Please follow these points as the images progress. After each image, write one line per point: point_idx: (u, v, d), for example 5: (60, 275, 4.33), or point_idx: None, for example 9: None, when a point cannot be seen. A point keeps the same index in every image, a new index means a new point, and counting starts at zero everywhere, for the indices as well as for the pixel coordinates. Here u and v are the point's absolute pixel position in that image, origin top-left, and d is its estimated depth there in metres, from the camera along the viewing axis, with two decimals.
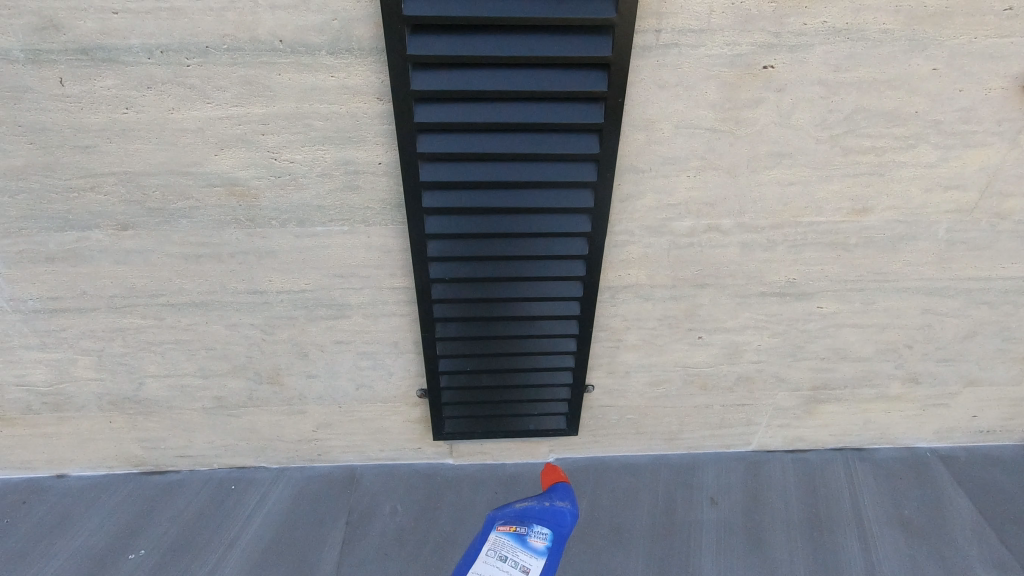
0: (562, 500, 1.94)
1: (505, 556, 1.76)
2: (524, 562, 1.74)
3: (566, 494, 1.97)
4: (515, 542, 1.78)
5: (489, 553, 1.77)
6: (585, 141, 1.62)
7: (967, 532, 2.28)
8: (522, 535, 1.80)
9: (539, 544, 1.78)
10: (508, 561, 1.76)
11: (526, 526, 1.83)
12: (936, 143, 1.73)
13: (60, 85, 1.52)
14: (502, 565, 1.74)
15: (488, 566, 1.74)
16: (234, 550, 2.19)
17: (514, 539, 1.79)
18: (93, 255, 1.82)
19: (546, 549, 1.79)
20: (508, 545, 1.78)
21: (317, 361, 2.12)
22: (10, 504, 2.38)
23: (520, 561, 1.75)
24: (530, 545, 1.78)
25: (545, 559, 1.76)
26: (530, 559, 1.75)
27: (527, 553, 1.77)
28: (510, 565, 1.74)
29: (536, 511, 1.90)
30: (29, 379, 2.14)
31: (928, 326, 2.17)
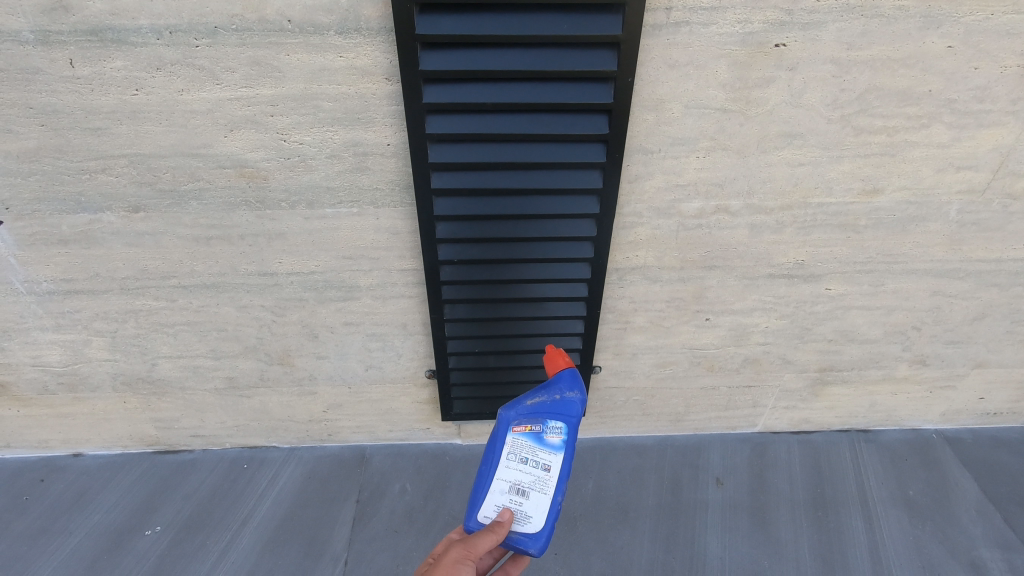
0: (570, 386, 1.78)
1: (525, 457, 1.70)
2: (545, 461, 1.68)
3: (573, 379, 1.80)
4: (533, 444, 1.69)
5: (509, 456, 1.70)
6: (595, 122, 1.61)
7: (971, 512, 2.30)
8: (539, 434, 1.70)
9: (556, 440, 1.70)
10: (529, 461, 1.69)
11: (541, 425, 1.71)
12: (949, 123, 1.71)
13: (70, 66, 1.52)
14: (525, 468, 1.69)
15: (512, 471, 1.68)
16: (247, 527, 2.24)
17: (532, 440, 1.70)
18: (105, 237, 1.84)
19: (564, 444, 1.71)
20: (527, 446, 1.70)
21: (327, 342, 2.14)
22: (29, 482, 2.44)
23: (541, 460, 1.69)
24: (547, 442, 1.70)
25: (565, 455, 1.70)
26: (549, 457, 1.69)
27: (545, 451, 1.70)
28: (532, 467, 1.68)
29: (546, 405, 1.74)
30: (44, 359, 2.18)
31: (937, 308, 2.17)
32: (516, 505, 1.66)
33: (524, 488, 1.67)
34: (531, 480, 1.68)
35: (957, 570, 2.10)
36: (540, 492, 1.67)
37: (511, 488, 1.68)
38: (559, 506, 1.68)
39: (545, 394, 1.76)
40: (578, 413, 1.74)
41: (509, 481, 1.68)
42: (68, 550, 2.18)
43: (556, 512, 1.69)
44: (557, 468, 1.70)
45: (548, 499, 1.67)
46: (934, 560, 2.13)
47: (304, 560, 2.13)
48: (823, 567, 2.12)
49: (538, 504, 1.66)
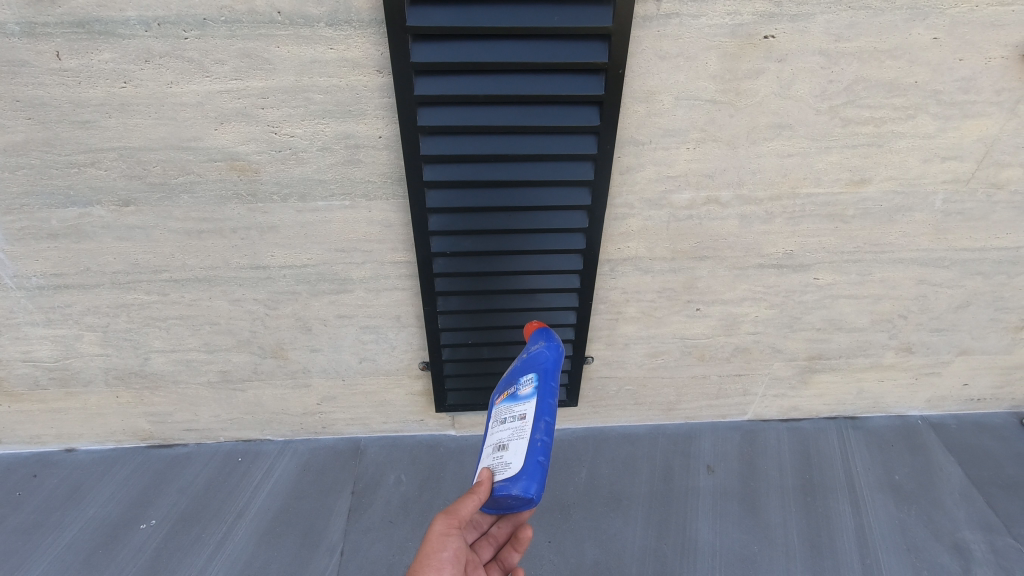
0: (540, 345, 1.85)
1: (505, 417, 1.68)
2: (519, 410, 1.64)
3: (544, 337, 1.89)
4: (508, 403, 1.70)
5: (494, 425, 1.70)
6: (586, 113, 1.62)
7: (956, 496, 2.34)
8: (514, 394, 1.72)
9: (529, 390, 1.68)
10: (508, 419, 1.66)
11: (515, 386, 1.75)
12: (936, 114, 1.73)
13: (57, 59, 1.50)
14: (504, 426, 1.65)
15: (494, 433, 1.66)
16: (243, 519, 2.25)
17: (509, 400, 1.71)
18: (95, 231, 1.83)
19: (536, 388, 1.68)
20: (505, 408, 1.70)
21: (320, 335, 2.15)
22: (21, 477, 2.43)
23: (517, 412, 1.65)
24: (521, 396, 1.69)
25: (538, 398, 1.65)
26: (524, 406, 1.65)
27: (521, 403, 1.67)
28: (510, 422, 1.64)
29: (519, 369, 1.81)
30: (35, 354, 2.17)
31: (923, 296, 2.20)
32: (497, 459, 1.57)
33: (503, 442, 1.60)
34: (510, 433, 1.61)
35: (941, 552, 2.15)
36: (518, 438, 1.57)
37: (494, 448, 1.61)
38: (540, 444, 1.53)
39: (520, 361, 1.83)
40: (546, 362, 1.76)
41: (493, 442, 1.64)
42: (63, 544, 2.18)
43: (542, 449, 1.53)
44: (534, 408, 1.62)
45: (526, 441, 1.55)
46: (919, 543, 2.17)
47: (300, 551, 2.14)
48: (811, 551, 2.16)
49: (516, 447, 1.55)
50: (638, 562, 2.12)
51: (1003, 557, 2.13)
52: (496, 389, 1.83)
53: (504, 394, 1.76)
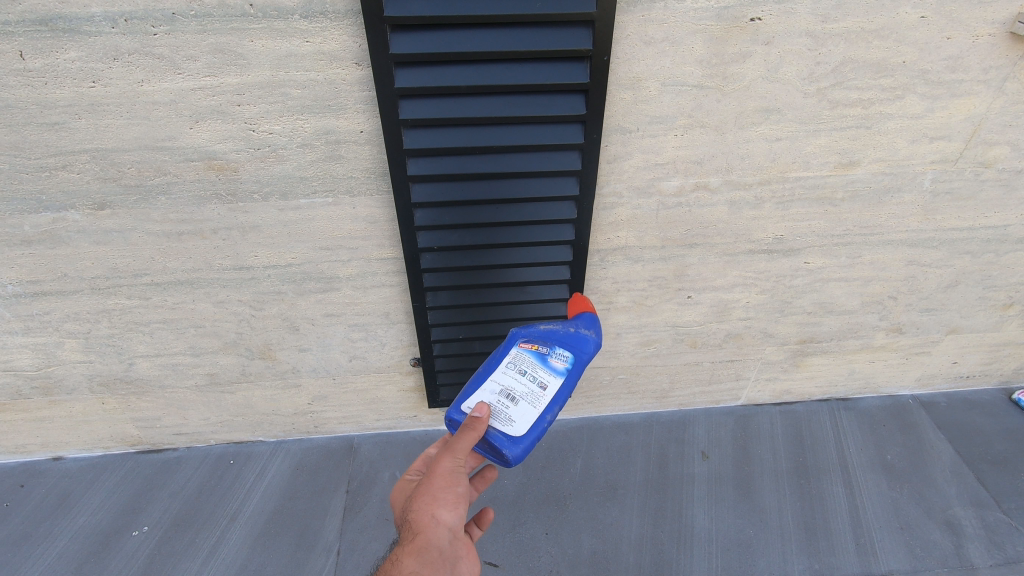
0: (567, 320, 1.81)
1: (524, 370, 1.64)
2: (542, 379, 1.61)
3: (591, 321, 1.81)
4: (535, 360, 1.65)
5: (508, 366, 1.65)
6: (571, 102, 1.59)
7: (947, 473, 2.37)
8: (542, 353, 1.66)
9: (557, 364, 1.65)
10: (527, 375, 1.62)
11: (547, 346, 1.68)
12: (924, 94, 1.72)
13: (20, 59, 1.45)
14: (520, 379, 1.62)
15: (508, 376, 1.62)
16: (238, 521, 2.23)
17: (535, 356, 1.66)
18: (70, 236, 1.77)
19: (568, 372, 1.66)
20: (528, 361, 1.65)
21: (308, 335, 2.11)
22: (8, 488, 2.39)
23: (539, 376, 1.62)
24: (550, 364, 1.65)
25: (564, 379, 1.64)
26: (548, 376, 1.63)
27: (546, 370, 1.64)
28: (528, 379, 1.62)
29: (560, 333, 1.74)
30: (15, 363, 2.12)
31: (913, 277, 2.20)
32: (501, 408, 1.56)
33: (515, 395, 1.58)
34: (522, 391, 1.59)
35: (934, 530, 2.17)
36: (529, 404, 1.57)
37: (501, 392, 1.59)
38: (547, 424, 1.57)
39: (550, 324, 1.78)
40: (584, 347, 1.73)
41: (501, 386, 1.61)
42: (53, 554, 2.14)
43: (542, 426, 1.57)
44: (552, 377, 1.63)
45: (537, 412, 1.56)
46: (911, 521, 2.20)
47: (295, 553, 2.12)
48: (806, 533, 2.17)
49: (524, 411, 1.56)
50: (635, 550, 2.12)
51: (995, 531, 2.15)
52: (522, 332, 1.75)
53: (531, 342, 1.69)
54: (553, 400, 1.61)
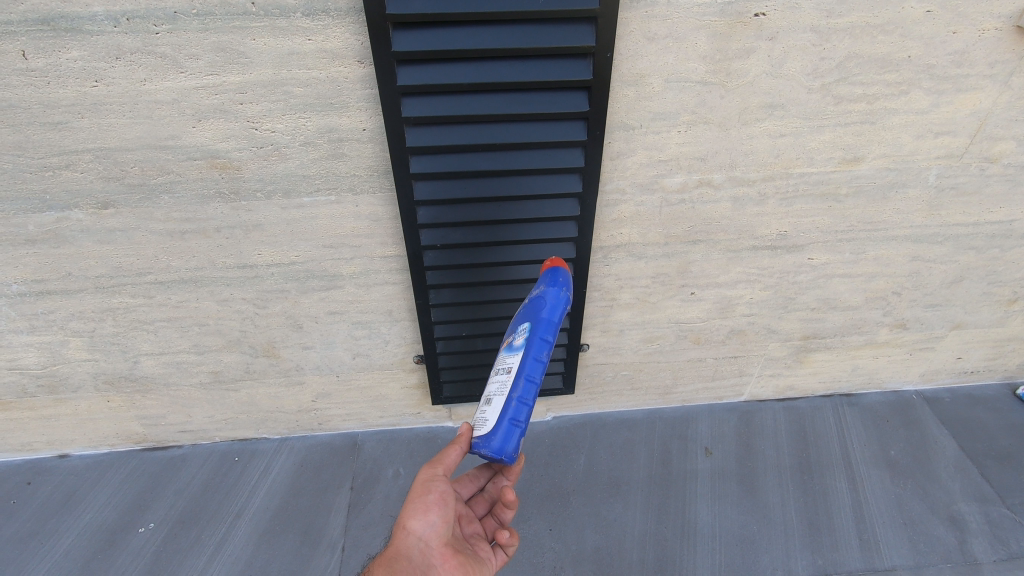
0: (533, 290, 1.64)
1: (498, 368, 1.56)
2: (505, 365, 1.50)
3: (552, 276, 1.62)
4: (503, 352, 1.56)
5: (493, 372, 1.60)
6: (574, 98, 1.58)
7: (950, 468, 2.36)
8: (510, 342, 1.56)
9: (518, 341, 1.51)
10: (498, 371, 1.54)
11: (513, 332, 1.57)
12: (929, 89, 1.71)
13: (22, 58, 1.45)
14: (494, 377, 1.54)
15: (488, 382, 1.56)
16: (243, 519, 2.24)
17: (506, 350, 1.57)
18: (74, 236, 1.78)
19: (528, 341, 1.49)
20: (501, 357, 1.57)
21: (312, 332, 2.12)
22: (15, 485, 2.40)
23: (505, 364, 1.52)
24: (513, 346, 1.53)
25: (524, 351, 1.48)
26: (511, 358, 1.50)
27: (510, 354, 1.52)
28: (498, 373, 1.53)
29: (523, 311, 1.60)
30: (21, 362, 2.13)
31: (917, 273, 2.20)
32: (480, 413, 1.50)
33: (489, 396, 1.50)
34: (494, 387, 1.51)
35: (938, 525, 2.17)
36: (497, 395, 1.46)
37: (483, 399, 1.54)
38: (516, 405, 1.42)
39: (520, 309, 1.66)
40: (543, 305, 1.54)
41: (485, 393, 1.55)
42: (60, 551, 2.16)
43: (514, 409, 1.42)
44: (514, 356, 1.50)
45: (503, 399, 1.43)
46: (915, 517, 2.20)
47: (300, 550, 2.13)
48: (809, 529, 2.17)
49: (493, 406, 1.46)
50: (638, 546, 2.13)
51: (998, 527, 2.15)
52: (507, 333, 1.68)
53: (505, 341, 1.61)
54: (518, 377, 1.45)
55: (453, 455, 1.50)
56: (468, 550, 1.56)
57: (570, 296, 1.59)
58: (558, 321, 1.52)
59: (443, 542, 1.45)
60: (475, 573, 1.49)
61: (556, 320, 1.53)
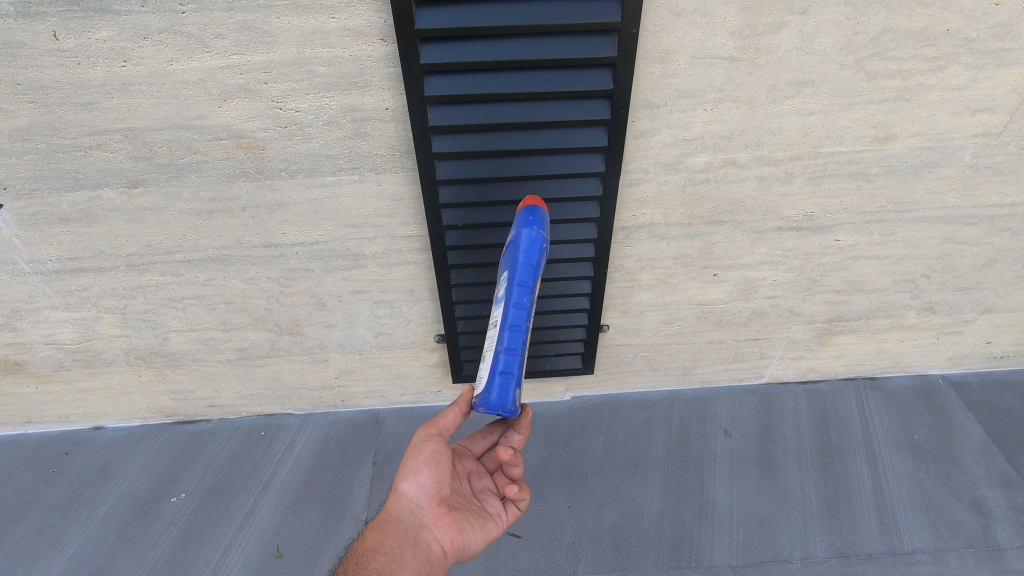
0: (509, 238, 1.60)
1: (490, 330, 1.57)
2: (493, 322, 1.51)
3: (527, 215, 1.56)
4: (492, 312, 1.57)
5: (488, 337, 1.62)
6: (598, 76, 1.56)
7: (976, 453, 2.33)
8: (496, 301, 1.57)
9: (500, 295, 1.52)
10: (489, 331, 1.55)
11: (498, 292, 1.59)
12: (968, 64, 1.65)
13: (54, 39, 1.47)
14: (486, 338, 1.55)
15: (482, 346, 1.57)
16: (270, 490, 2.31)
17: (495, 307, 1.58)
18: (106, 215, 1.82)
19: (509, 290, 1.49)
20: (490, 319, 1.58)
21: (335, 311, 2.15)
22: (53, 455, 2.50)
23: (493, 323, 1.53)
24: (498, 302, 1.54)
25: (507, 302, 1.47)
26: (496, 314, 1.51)
27: (495, 312, 1.53)
28: (489, 333, 1.54)
29: (502, 267, 1.61)
30: (57, 337, 2.20)
31: (948, 255, 2.14)
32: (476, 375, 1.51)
33: (482, 356, 1.51)
34: (486, 347, 1.51)
35: (961, 510, 2.15)
36: (488, 352, 1.47)
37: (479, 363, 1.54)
38: (503, 354, 1.41)
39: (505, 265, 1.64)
40: (520, 249, 1.51)
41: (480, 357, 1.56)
42: (98, 518, 2.25)
43: (503, 360, 1.41)
44: (499, 310, 1.50)
45: (492, 353, 1.43)
46: (937, 502, 2.18)
47: (325, 522, 2.19)
48: (829, 510, 2.17)
49: (486, 362, 1.46)
50: (656, 525, 2.15)
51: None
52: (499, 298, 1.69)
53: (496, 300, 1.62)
54: (502, 328, 1.44)
55: (447, 416, 1.56)
56: (474, 506, 1.62)
57: (546, 235, 1.55)
58: (536, 262, 1.50)
59: (436, 502, 1.53)
60: (473, 528, 1.55)
61: (534, 262, 1.50)
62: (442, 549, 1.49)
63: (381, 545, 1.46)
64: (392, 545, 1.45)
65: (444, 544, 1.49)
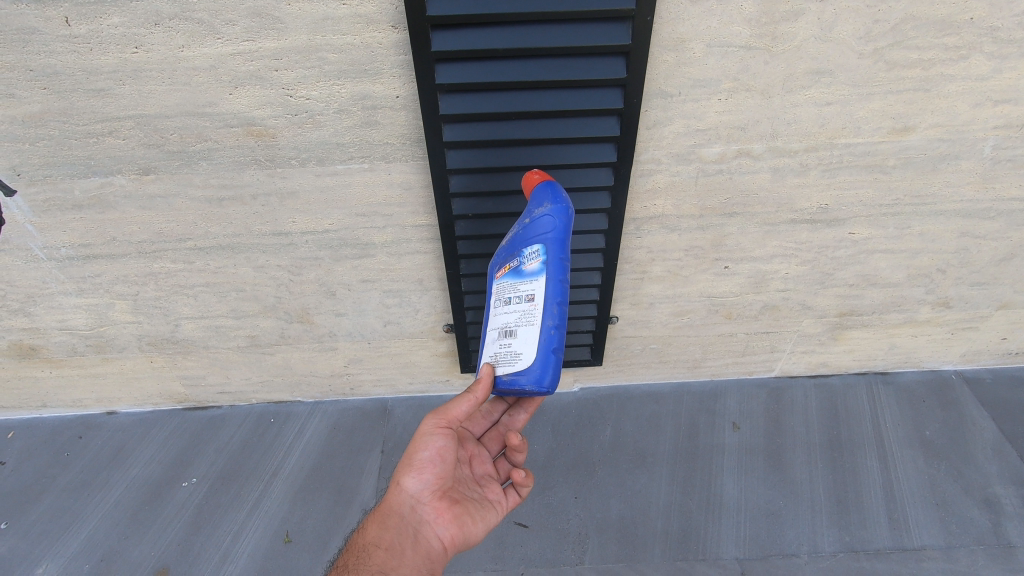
0: (529, 208, 1.58)
1: (509, 297, 1.59)
2: (527, 292, 1.54)
3: (552, 191, 1.56)
4: (514, 279, 1.59)
5: (498, 302, 1.62)
6: (612, 65, 1.54)
7: (988, 450, 2.30)
8: (518, 267, 1.58)
9: (535, 266, 1.54)
10: (513, 299, 1.57)
11: (518, 258, 1.58)
12: (991, 53, 1.61)
13: (66, 25, 1.47)
14: (510, 307, 1.57)
15: (501, 313, 1.59)
16: (279, 477, 2.33)
17: (512, 276, 1.59)
18: (118, 201, 1.83)
19: (547, 265, 1.53)
20: (510, 286, 1.59)
21: (344, 300, 2.15)
22: (67, 439, 2.54)
23: (523, 292, 1.55)
24: (526, 272, 1.55)
25: (548, 276, 1.52)
26: (531, 285, 1.54)
27: (527, 282, 1.55)
28: (516, 302, 1.56)
29: (520, 236, 1.60)
30: (70, 323, 2.22)
31: (965, 249, 2.11)
32: (506, 347, 1.54)
33: (512, 327, 1.55)
34: (517, 318, 1.55)
35: (972, 507, 2.13)
36: (528, 325, 1.52)
37: (501, 332, 1.57)
38: (552, 332, 1.50)
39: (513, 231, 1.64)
40: (550, 225, 1.53)
41: (500, 325, 1.58)
42: (111, 501, 2.28)
43: (553, 337, 1.51)
44: (533, 283, 1.54)
45: (538, 329, 1.50)
46: (948, 498, 2.16)
47: (334, 509, 2.21)
48: (837, 505, 2.16)
49: (527, 336, 1.51)
50: (663, 517, 2.15)
51: None
52: (496, 259, 1.69)
53: (505, 267, 1.63)
54: (548, 304, 1.51)
55: (458, 408, 1.52)
56: (475, 495, 1.63)
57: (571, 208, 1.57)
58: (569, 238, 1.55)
59: (437, 497, 1.53)
60: (475, 521, 1.57)
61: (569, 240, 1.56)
62: (443, 544, 1.50)
63: (382, 540, 1.48)
64: (392, 541, 1.48)
65: (445, 540, 1.51)
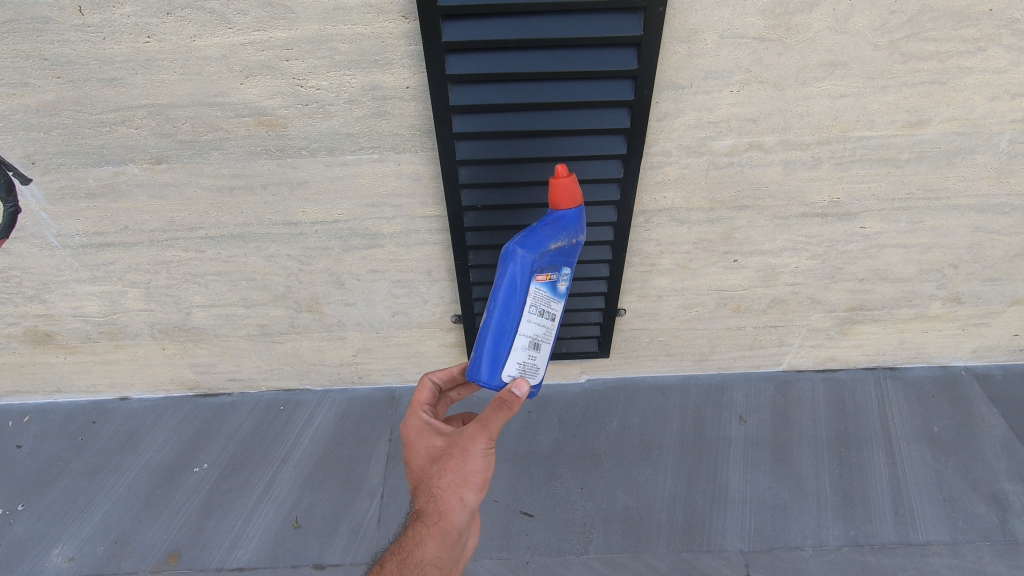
0: (571, 226, 1.61)
1: (542, 309, 1.59)
2: (554, 313, 1.62)
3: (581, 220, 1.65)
4: (549, 293, 1.59)
5: (531, 308, 1.56)
6: (623, 56, 1.52)
7: (998, 447, 2.29)
8: (553, 283, 1.61)
9: (564, 290, 1.64)
10: (543, 313, 1.59)
11: (557, 274, 1.61)
12: (1009, 45, 1.58)
13: (80, 14, 1.49)
14: (541, 320, 1.59)
15: (535, 324, 1.57)
16: (289, 463, 2.36)
17: (548, 289, 1.60)
18: (130, 190, 1.85)
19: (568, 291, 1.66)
20: (544, 297, 1.59)
21: (353, 290, 2.17)
22: (82, 424, 2.58)
23: (552, 311, 1.61)
24: (558, 291, 1.62)
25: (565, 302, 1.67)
26: (557, 307, 1.64)
27: (555, 301, 1.62)
28: (546, 318, 1.60)
29: (563, 250, 1.61)
30: (84, 310, 2.25)
31: (978, 245, 2.09)
32: (532, 361, 1.59)
33: (540, 343, 1.60)
34: (543, 335, 1.60)
35: (979, 503, 2.12)
36: (549, 347, 1.63)
37: (530, 343, 1.57)
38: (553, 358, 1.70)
39: (558, 236, 1.57)
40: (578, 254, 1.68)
41: (530, 335, 1.57)
42: (124, 485, 2.33)
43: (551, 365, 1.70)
44: (557, 306, 1.63)
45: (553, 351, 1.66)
46: (955, 494, 2.15)
47: (343, 495, 2.24)
48: (843, 500, 2.16)
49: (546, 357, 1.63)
50: (668, 508, 2.16)
51: None
52: (528, 252, 1.53)
53: (543, 275, 1.57)
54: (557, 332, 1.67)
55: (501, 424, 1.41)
56: None
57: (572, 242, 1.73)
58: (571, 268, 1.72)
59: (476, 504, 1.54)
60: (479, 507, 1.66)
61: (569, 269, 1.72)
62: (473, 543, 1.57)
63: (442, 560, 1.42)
64: (448, 558, 1.44)
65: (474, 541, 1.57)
